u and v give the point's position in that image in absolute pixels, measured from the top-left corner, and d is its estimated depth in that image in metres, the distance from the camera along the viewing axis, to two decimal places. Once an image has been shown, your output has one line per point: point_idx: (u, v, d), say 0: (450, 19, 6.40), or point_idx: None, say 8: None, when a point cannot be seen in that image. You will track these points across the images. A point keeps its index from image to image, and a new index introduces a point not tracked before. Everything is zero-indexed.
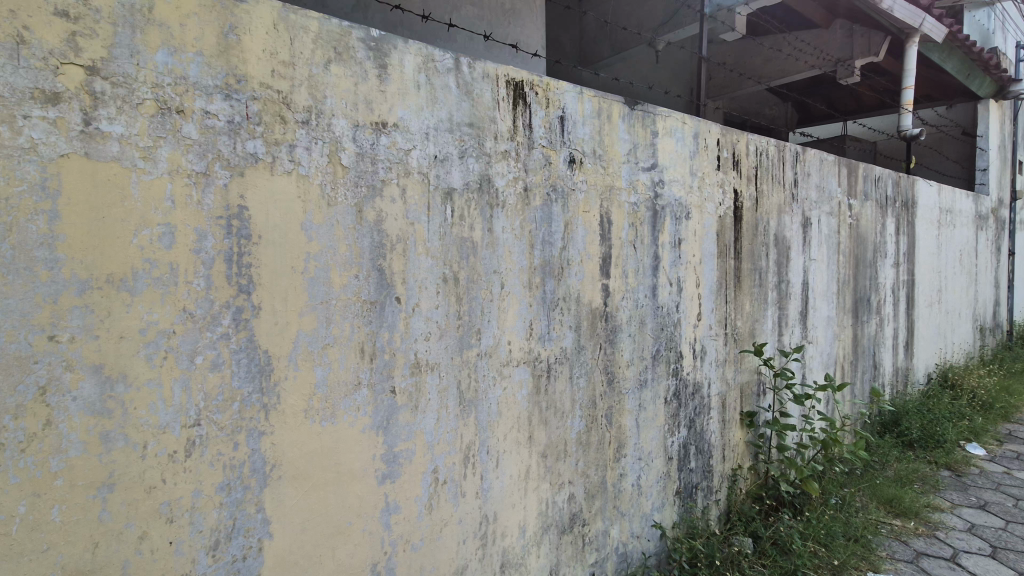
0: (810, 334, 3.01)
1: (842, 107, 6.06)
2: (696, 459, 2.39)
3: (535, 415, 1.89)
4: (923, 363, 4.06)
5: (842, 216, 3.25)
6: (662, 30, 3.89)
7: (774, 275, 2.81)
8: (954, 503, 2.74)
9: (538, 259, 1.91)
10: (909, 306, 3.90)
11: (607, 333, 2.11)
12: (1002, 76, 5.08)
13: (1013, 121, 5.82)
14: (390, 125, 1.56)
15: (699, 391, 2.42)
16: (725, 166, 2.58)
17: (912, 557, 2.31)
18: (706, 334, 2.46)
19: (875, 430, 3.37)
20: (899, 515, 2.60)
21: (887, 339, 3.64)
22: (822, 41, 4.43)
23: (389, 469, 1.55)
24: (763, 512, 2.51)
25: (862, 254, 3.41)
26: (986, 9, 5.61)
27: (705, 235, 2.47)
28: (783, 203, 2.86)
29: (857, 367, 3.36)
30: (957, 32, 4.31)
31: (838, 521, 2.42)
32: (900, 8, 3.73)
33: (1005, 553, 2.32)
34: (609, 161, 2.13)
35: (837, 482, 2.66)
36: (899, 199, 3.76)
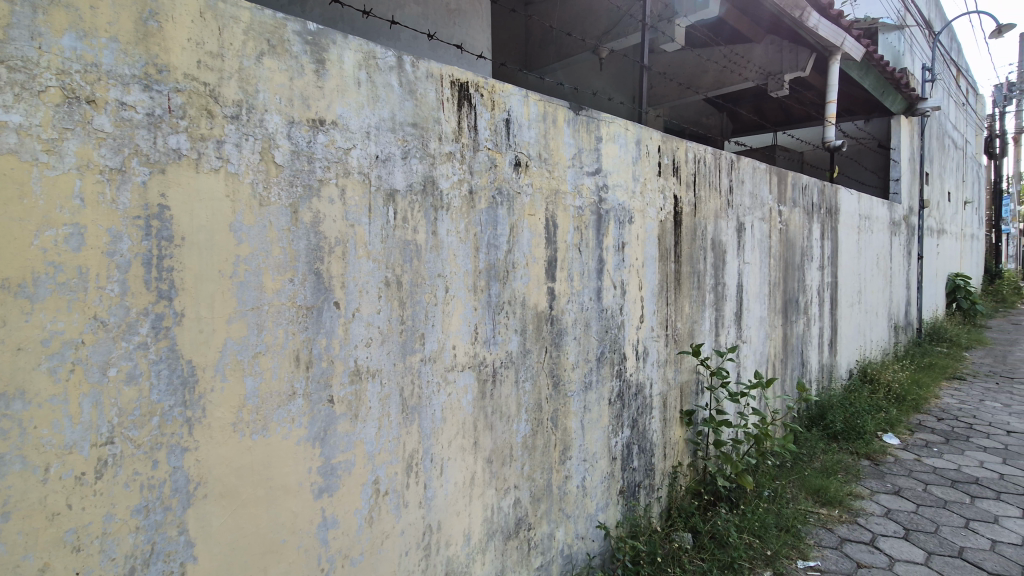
0: (745, 334, 3.16)
1: (773, 118, 6.41)
2: (638, 458, 2.44)
3: (479, 421, 1.86)
4: (846, 359, 4.35)
5: (773, 222, 3.42)
6: (606, 37, 3.97)
7: (711, 277, 2.92)
8: (873, 490, 2.94)
9: (483, 262, 1.90)
10: (833, 306, 4.16)
11: (553, 336, 2.11)
12: (912, 94, 5.53)
13: (921, 135, 6.35)
14: (328, 123, 1.50)
15: (642, 391, 2.48)
16: (666, 171, 2.66)
17: (837, 543, 2.45)
18: (649, 335, 2.52)
19: (804, 424, 3.56)
20: (825, 503, 2.76)
21: (814, 338, 3.87)
22: (754, 55, 4.68)
23: (326, 483, 1.49)
24: (701, 508, 2.60)
25: (791, 258, 3.61)
26: (897, 32, 6.10)
27: (647, 239, 2.54)
28: (719, 209, 2.98)
29: (786, 365, 3.55)
30: (873, 51, 4.64)
31: (770, 512, 2.54)
32: (824, 27, 3.97)
33: (916, 535, 2.50)
34: (554, 164, 2.15)
35: (768, 475, 2.79)
36: (823, 206, 4.01)
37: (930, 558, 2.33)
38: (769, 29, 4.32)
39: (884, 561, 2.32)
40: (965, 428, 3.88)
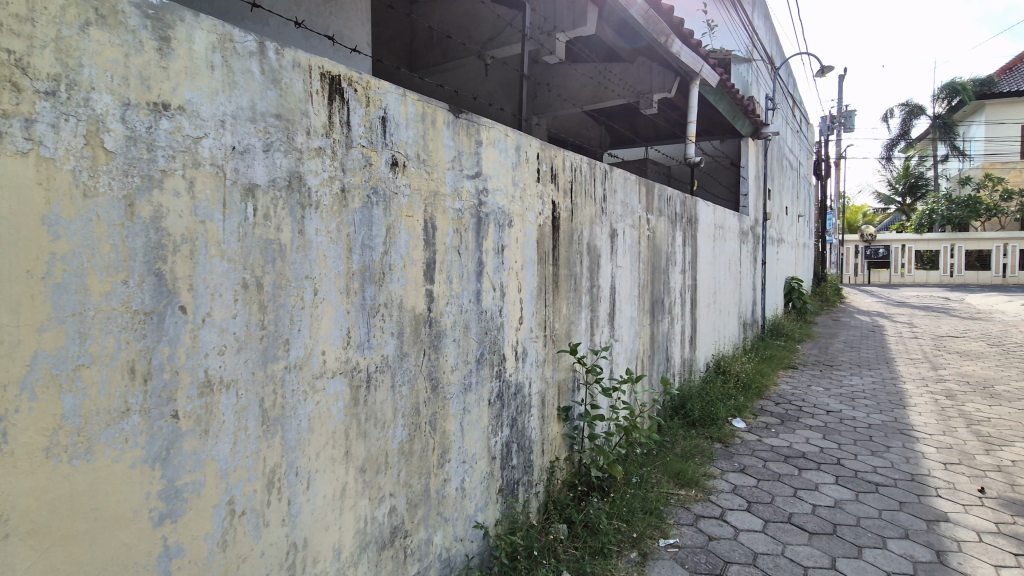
0: (617, 333, 3.38)
1: (644, 134, 6.96)
2: (518, 456, 2.51)
3: (352, 429, 1.79)
4: (703, 353, 4.84)
5: (641, 228, 3.70)
6: (490, 45, 4.05)
7: (587, 280, 3.09)
8: (723, 469, 3.29)
9: (356, 264, 1.82)
10: (693, 306, 4.61)
11: (431, 338, 2.09)
12: (757, 120, 6.29)
13: (764, 156, 7.27)
14: (174, 107, 1.35)
15: (521, 390, 2.55)
16: (544, 178, 2.76)
17: (692, 520, 2.71)
18: (528, 336, 2.60)
19: (668, 414, 3.89)
20: (683, 485, 3.04)
21: (677, 335, 4.26)
22: (627, 74, 5.06)
23: (169, 508, 1.33)
24: (576, 498, 2.73)
25: (657, 262, 3.93)
26: (746, 65, 6.92)
27: (526, 243, 2.62)
28: (594, 215, 3.16)
29: (654, 360, 3.87)
30: (726, 80, 5.22)
31: (637, 496, 2.74)
32: (686, 53, 4.40)
33: (756, 506, 2.85)
34: (433, 166, 2.13)
35: (636, 463, 3.02)
36: (685, 216, 4.42)
37: (766, 525, 2.66)
38: (640, 52, 4.69)
39: (730, 532, 2.60)
40: (796, 410, 4.51)
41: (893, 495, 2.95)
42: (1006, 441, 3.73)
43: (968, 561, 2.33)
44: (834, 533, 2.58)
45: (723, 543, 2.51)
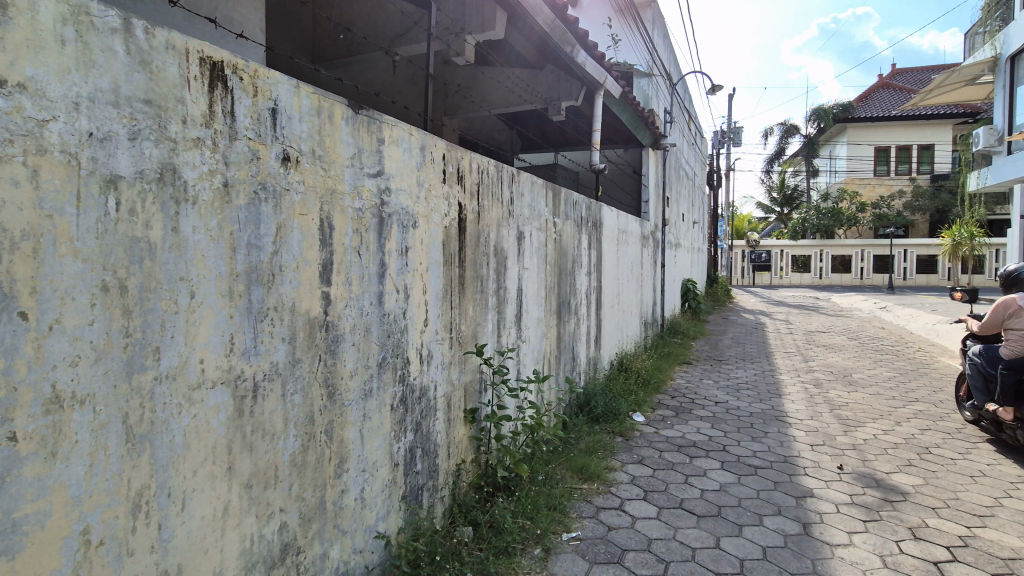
0: (524, 334, 3.44)
1: (553, 140, 7.16)
2: (422, 461, 2.46)
3: (236, 442, 1.66)
4: (607, 352, 5.06)
5: (548, 232, 3.80)
6: (398, 42, 3.98)
7: (493, 282, 3.11)
8: (623, 462, 3.46)
9: (241, 265, 1.69)
10: (598, 307, 4.80)
11: (327, 343, 2.00)
12: (657, 132, 6.68)
13: (663, 166, 7.74)
14: (12, 85, 1.17)
15: (426, 394, 2.51)
16: (450, 180, 2.74)
17: (594, 513, 2.82)
18: (432, 338, 2.56)
19: (573, 411, 4.03)
20: (586, 479, 3.15)
21: (582, 335, 4.42)
22: (535, 81, 5.17)
23: (4, 545, 1.15)
24: (481, 500, 2.75)
25: (563, 264, 4.05)
26: (647, 79, 7.32)
27: (431, 244, 2.58)
28: (501, 218, 3.19)
29: (560, 360, 3.98)
30: (628, 91, 5.48)
31: (542, 494, 2.80)
32: (590, 64, 4.58)
33: (652, 494, 3.02)
34: (329, 163, 2.03)
35: (541, 461, 3.09)
36: (590, 220, 4.59)
37: (660, 511, 2.83)
38: (548, 61, 4.81)
39: (628, 521, 2.73)
40: (689, 402, 4.84)
41: (770, 475, 3.26)
42: (859, 423, 4.27)
43: (828, 530, 2.63)
44: (719, 514, 2.80)
45: (621, 532, 2.63)
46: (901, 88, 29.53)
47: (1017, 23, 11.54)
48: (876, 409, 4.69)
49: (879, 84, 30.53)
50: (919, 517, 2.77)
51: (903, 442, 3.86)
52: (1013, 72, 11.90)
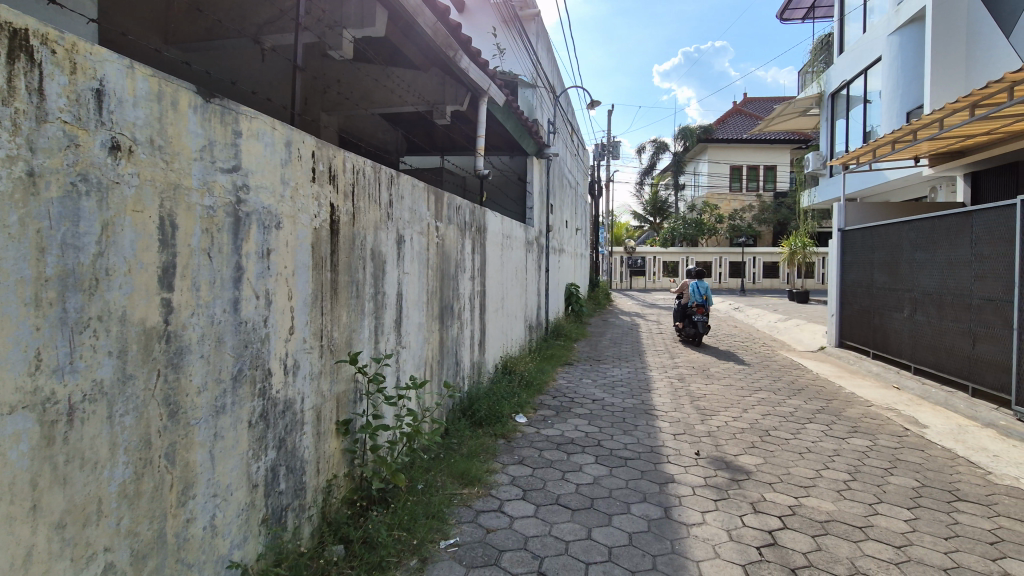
0: (404, 340, 3.35)
1: (439, 144, 7.10)
2: (287, 480, 2.30)
3: (44, 475, 1.41)
4: (492, 355, 5.12)
5: (430, 236, 3.75)
6: (267, 28, 3.70)
7: (370, 287, 2.99)
8: (504, 463, 3.51)
9: (52, 268, 1.44)
10: (481, 311, 4.83)
11: (168, 356, 1.77)
12: (541, 141, 6.90)
13: (547, 174, 8.01)
14: None
15: (291, 407, 2.34)
16: (320, 178, 2.58)
17: (473, 517, 2.82)
18: (300, 347, 2.40)
19: (456, 416, 4.01)
20: (467, 483, 3.15)
21: (465, 339, 4.41)
22: (419, 82, 5.09)
23: None
24: (354, 515, 2.63)
25: (446, 269, 4.02)
26: (531, 89, 7.49)
27: (298, 247, 2.41)
28: (378, 220, 3.08)
29: (442, 365, 3.94)
30: (512, 100, 5.59)
31: (420, 502, 2.75)
32: (473, 71, 4.60)
33: (530, 493, 3.09)
34: (173, 155, 1.80)
35: (420, 468, 3.04)
36: (474, 225, 4.61)
37: (537, 509, 2.91)
38: (432, 64, 4.76)
39: (506, 521, 2.77)
40: (569, 401, 5.05)
41: (638, 465, 3.50)
42: (715, 412, 4.76)
43: (685, 511, 2.89)
44: (592, 506, 2.94)
45: (499, 533, 2.66)
46: (751, 115, 33.65)
47: (836, 67, 13.68)
48: (729, 399, 5.26)
49: (734, 110, 34.53)
50: (759, 492, 3.14)
51: (749, 427, 4.36)
52: (833, 108, 14.08)
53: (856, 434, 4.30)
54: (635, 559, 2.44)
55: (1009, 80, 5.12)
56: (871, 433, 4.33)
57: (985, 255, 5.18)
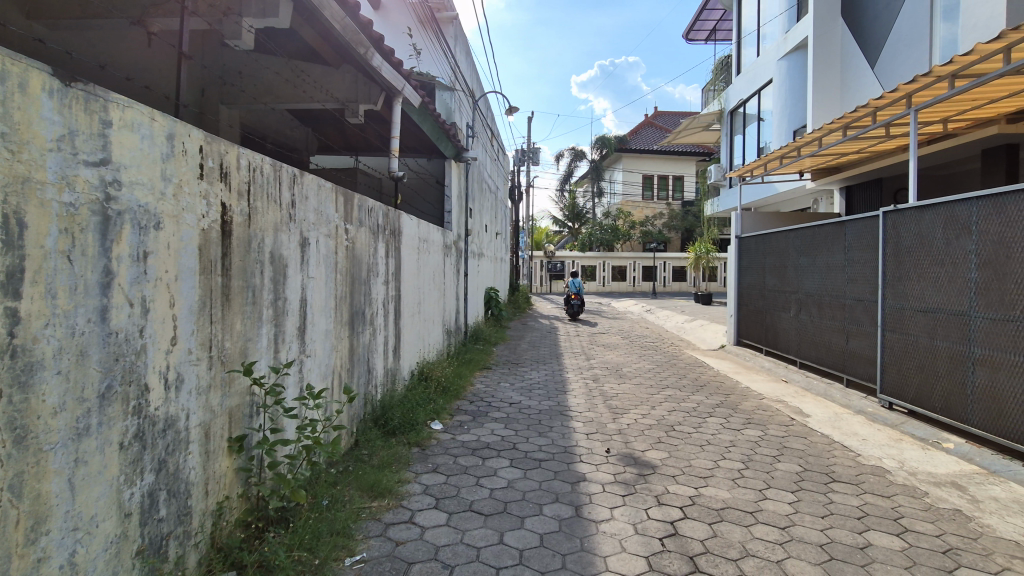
0: (308, 348, 3.19)
1: (353, 143, 6.85)
2: (168, 505, 2.10)
3: None
4: (407, 362, 5.00)
5: (338, 239, 3.60)
6: (153, 10, 3.38)
7: (268, 292, 2.81)
8: (418, 472, 3.42)
9: None
10: (396, 316, 4.71)
11: (14, 374, 1.54)
12: (459, 145, 6.86)
13: (466, 178, 7.98)
14: None
15: (174, 425, 2.14)
16: (211, 175, 2.37)
17: (381, 530, 2.71)
18: (184, 359, 2.20)
19: (368, 425, 3.89)
20: (377, 495, 3.04)
21: (378, 346, 4.28)
22: (328, 78, 4.87)
23: None
24: (249, 538, 2.45)
25: (356, 273, 3.89)
26: (449, 92, 7.43)
27: (183, 250, 2.20)
28: (278, 222, 2.90)
29: (352, 374, 3.79)
30: (427, 102, 5.50)
31: (324, 519, 2.62)
32: (386, 70, 4.46)
33: (443, 502, 3.04)
34: (20, 144, 1.57)
35: (324, 484, 2.90)
36: (387, 228, 4.49)
37: (449, 517, 2.86)
38: (341, 59, 4.57)
39: (416, 532, 2.70)
40: (486, 406, 5.06)
41: (551, 466, 3.56)
42: (626, 410, 4.96)
43: (595, 508, 2.97)
44: (504, 510, 2.95)
45: (408, 545, 2.58)
46: (661, 128, 35.68)
47: (734, 86, 14.82)
48: (639, 397, 5.50)
49: (646, 122, 36.40)
50: (663, 485, 3.30)
51: (656, 423, 4.58)
52: (732, 124, 15.25)
53: (750, 425, 4.65)
54: (545, 560, 2.46)
55: (874, 105, 5.77)
56: (763, 424, 4.70)
57: (856, 260, 5.81)
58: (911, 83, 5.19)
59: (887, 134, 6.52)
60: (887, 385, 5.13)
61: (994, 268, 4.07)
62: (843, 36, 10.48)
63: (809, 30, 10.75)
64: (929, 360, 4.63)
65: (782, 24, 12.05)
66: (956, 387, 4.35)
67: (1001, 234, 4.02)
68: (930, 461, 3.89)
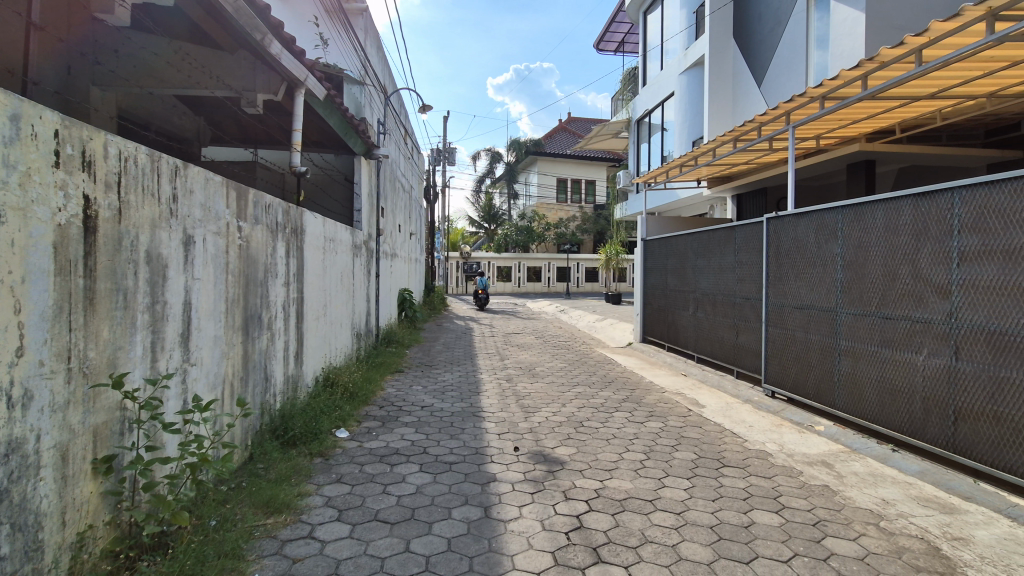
0: (193, 356, 2.92)
1: (250, 134, 6.39)
2: (12, 541, 1.82)
3: None
4: (310, 367, 4.76)
5: (230, 237, 3.34)
6: None
7: (144, 296, 2.54)
8: (319, 484, 3.25)
9: None
10: (297, 320, 4.46)
11: None
12: (369, 141, 6.62)
13: (377, 176, 7.72)
14: None
15: (20, 448, 1.86)
16: (70, 164, 2.09)
17: (277, 549, 2.54)
18: (34, 371, 1.92)
19: (265, 437, 3.65)
20: (273, 512, 2.84)
21: (277, 352, 4.03)
22: (219, 63, 4.49)
23: None
24: (119, 569, 2.20)
25: (252, 274, 3.63)
26: (358, 86, 7.16)
27: (33, 248, 1.92)
28: (157, 218, 2.63)
29: (246, 382, 3.54)
30: (333, 95, 5.25)
31: (210, 542, 2.41)
32: (286, 58, 4.18)
33: (346, 513, 2.91)
34: None
35: (212, 504, 2.67)
36: (287, 226, 4.24)
37: (353, 529, 2.74)
38: (234, 44, 4.23)
39: (316, 548, 2.56)
40: (396, 410, 4.93)
41: (461, 469, 3.53)
42: (536, 408, 5.05)
43: (503, 508, 2.99)
44: (412, 517, 2.88)
45: (307, 561, 2.44)
46: (574, 133, 36.86)
47: (641, 97, 15.64)
48: (550, 395, 5.64)
49: (559, 127, 37.41)
50: (570, 480, 3.40)
51: (565, 420, 4.70)
52: (638, 133, 16.09)
53: (652, 418, 4.91)
54: (452, 564, 2.44)
55: (758, 120, 6.30)
56: (663, 416, 4.99)
57: (744, 262, 6.33)
58: (789, 102, 5.73)
59: (771, 147, 7.16)
60: (770, 375, 5.63)
61: (855, 269, 4.61)
62: (734, 57, 11.42)
63: (706, 49, 11.59)
64: (805, 352, 5.15)
65: (683, 41, 12.87)
66: (826, 376, 4.87)
67: (860, 240, 4.57)
68: (804, 443, 4.32)
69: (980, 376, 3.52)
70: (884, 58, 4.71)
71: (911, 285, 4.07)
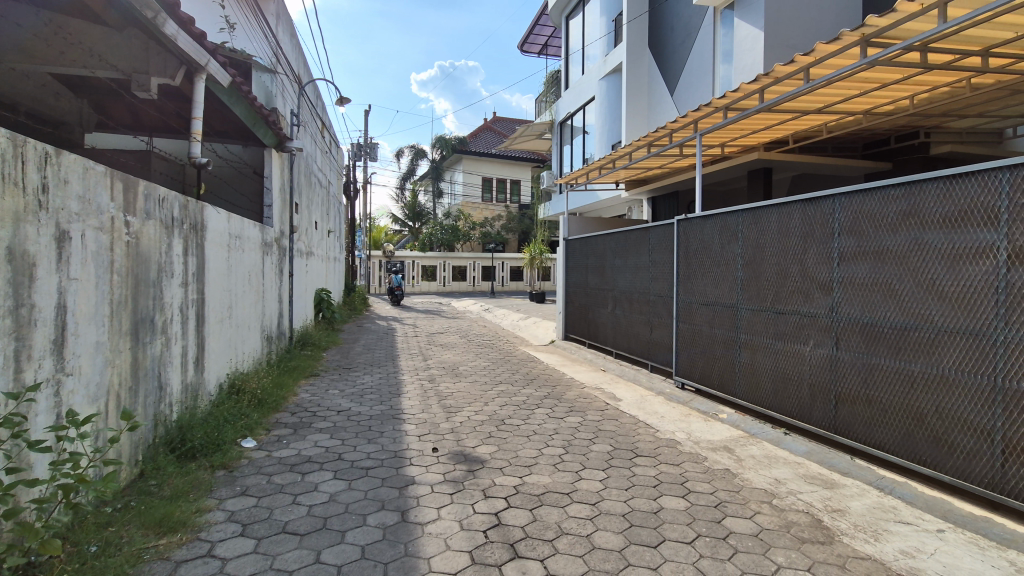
0: (69, 365, 2.63)
1: (144, 121, 5.86)
2: None
3: None
4: (213, 374, 4.44)
5: (116, 234, 3.04)
6: None
7: (5, 298, 2.24)
8: (221, 498, 3.04)
9: None
10: (197, 324, 4.14)
11: None
12: (281, 133, 6.26)
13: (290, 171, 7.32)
14: None
15: None
16: None
17: (169, 571, 2.33)
18: None
19: (159, 451, 3.36)
20: (166, 532, 2.61)
21: (174, 358, 3.73)
22: (105, 42, 4.06)
23: None
24: None
25: (143, 273, 3.33)
26: (269, 74, 6.76)
27: None
28: (23, 210, 2.34)
29: (137, 392, 3.24)
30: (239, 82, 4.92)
31: (89, 570, 2.18)
32: (184, 40, 3.86)
33: (251, 527, 2.74)
34: None
35: (90, 528, 2.42)
36: (186, 221, 3.92)
37: (258, 543, 2.59)
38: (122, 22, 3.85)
39: (215, 566, 2.39)
40: (309, 416, 4.72)
41: (378, 473, 3.44)
42: (458, 409, 5.01)
43: (421, 511, 2.94)
44: (323, 526, 2.76)
45: None
46: (499, 133, 37.12)
47: (563, 100, 16.02)
48: (473, 394, 5.63)
49: (484, 127, 37.55)
50: (490, 478, 3.41)
51: (487, 419, 4.71)
52: (561, 134, 16.47)
53: (572, 413, 5.04)
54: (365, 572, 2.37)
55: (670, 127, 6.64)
56: (582, 411, 5.14)
57: (657, 261, 6.66)
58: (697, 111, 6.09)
59: (682, 153, 7.57)
60: (680, 368, 5.97)
61: (753, 268, 4.99)
62: (649, 66, 11.98)
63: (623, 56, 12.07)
64: (710, 345, 5.51)
65: (602, 47, 13.31)
66: (728, 367, 5.24)
67: (757, 241, 4.95)
68: (709, 431, 4.62)
69: (856, 364, 3.92)
70: (778, 74, 5.13)
71: (800, 283, 4.46)
